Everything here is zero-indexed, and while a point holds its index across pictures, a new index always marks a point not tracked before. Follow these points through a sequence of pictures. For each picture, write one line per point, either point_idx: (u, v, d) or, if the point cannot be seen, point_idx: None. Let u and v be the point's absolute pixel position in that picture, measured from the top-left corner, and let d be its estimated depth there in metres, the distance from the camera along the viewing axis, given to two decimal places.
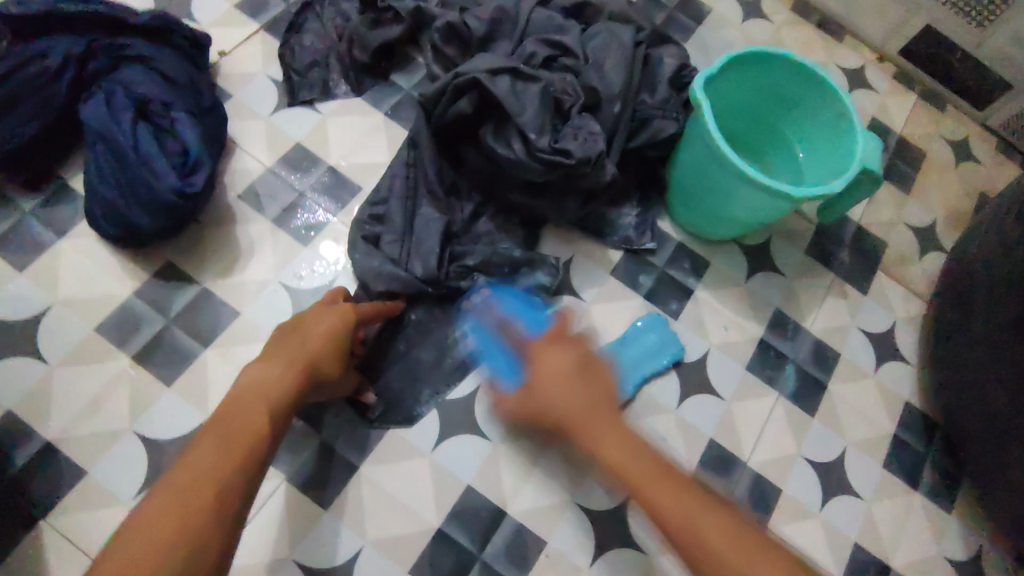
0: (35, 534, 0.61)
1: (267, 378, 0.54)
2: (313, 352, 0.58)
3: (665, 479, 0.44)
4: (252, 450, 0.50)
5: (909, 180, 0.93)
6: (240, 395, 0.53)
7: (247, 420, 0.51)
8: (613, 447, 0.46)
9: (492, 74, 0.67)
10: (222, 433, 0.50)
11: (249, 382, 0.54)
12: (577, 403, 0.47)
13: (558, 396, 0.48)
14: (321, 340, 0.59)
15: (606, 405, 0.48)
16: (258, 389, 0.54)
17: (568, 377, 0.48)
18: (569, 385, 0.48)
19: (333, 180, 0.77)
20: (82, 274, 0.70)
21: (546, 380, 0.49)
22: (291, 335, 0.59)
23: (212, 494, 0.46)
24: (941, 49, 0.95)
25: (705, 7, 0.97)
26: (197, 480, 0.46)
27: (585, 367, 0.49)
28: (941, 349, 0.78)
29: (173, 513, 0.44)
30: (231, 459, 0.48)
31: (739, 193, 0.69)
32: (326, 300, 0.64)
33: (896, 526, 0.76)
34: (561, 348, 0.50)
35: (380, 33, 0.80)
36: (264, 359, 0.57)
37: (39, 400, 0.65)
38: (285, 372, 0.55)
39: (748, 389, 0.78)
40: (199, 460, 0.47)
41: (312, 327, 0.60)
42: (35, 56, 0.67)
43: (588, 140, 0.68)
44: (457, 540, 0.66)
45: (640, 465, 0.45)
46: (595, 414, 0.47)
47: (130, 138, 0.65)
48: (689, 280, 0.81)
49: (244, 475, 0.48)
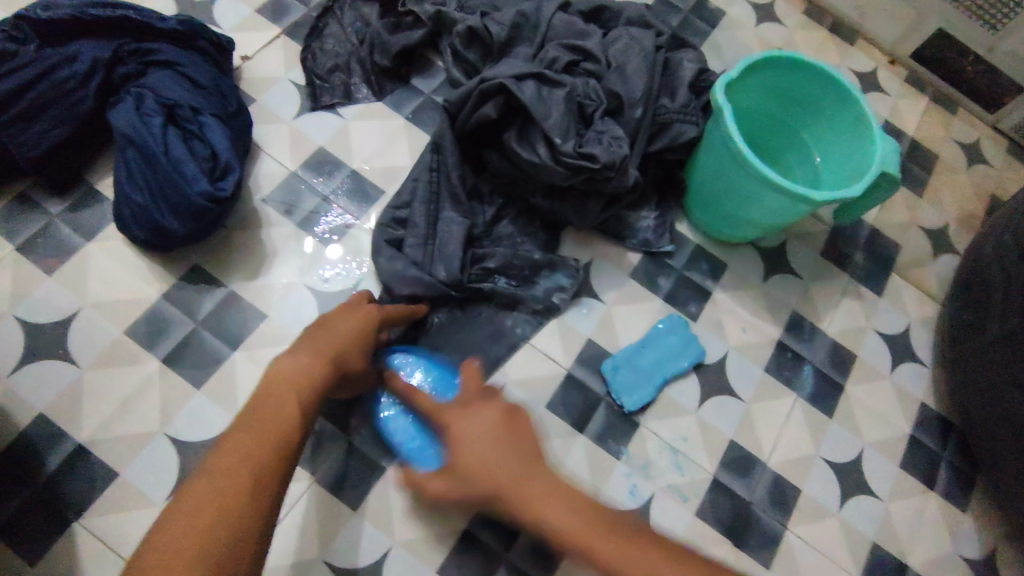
0: (68, 535, 0.62)
1: (299, 369, 0.54)
2: (341, 347, 0.59)
3: (607, 529, 0.45)
4: (287, 440, 0.50)
5: (922, 183, 0.94)
6: (270, 386, 0.54)
7: (280, 412, 0.51)
8: (554, 507, 0.45)
9: (517, 80, 0.68)
10: (254, 424, 0.50)
11: (281, 374, 0.53)
12: (508, 472, 0.47)
13: (481, 461, 0.48)
14: (347, 337, 0.60)
15: (532, 460, 0.48)
16: (289, 382, 0.54)
17: (492, 436, 0.49)
18: (498, 445, 0.48)
19: (356, 184, 0.78)
20: (111, 278, 0.70)
21: (468, 446, 0.49)
22: (318, 331, 0.60)
23: (248, 486, 0.46)
24: (953, 53, 0.95)
25: (719, 10, 0.97)
26: (235, 471, 0.47)
27: (507, 421, 0.50)
28: (956, 350, 0.79)
29: (212, 509, 0.45)
30: (268, 451, 0.48)
31: (760, 198, 0.70)
32: (349, 304, 0.65)
33: (912, 525, 0.77)
34: (476, 413, 0.51)
35: (401, 37, 0.81)
36: (294, 349, 0.57)
37: (71, 403, 0.66)
38: (314, 365, 0.55)
39: (766, 390, 0.79)
40: (233, 456, 0.48)
41: (338, 323, 0.61)
42: (63, 61, 0.67)
43: (612, 145, 0.68)
44: (484, 541, 0.67)
45: (571, 523, 0.45)
46: (527, 488, 0.46)
47: (160, 142, 0.66)
48: (707, 281, 0.82)
49: (280, 466, 0.49)
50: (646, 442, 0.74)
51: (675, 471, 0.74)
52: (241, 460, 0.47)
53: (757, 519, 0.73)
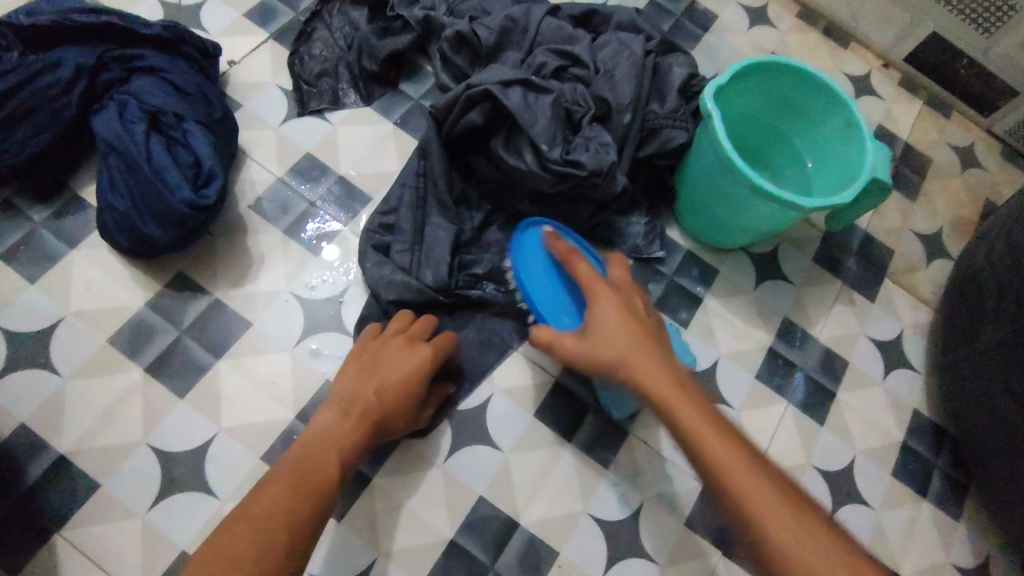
0: (49, 547, 0.61)
1: (341, 428, 0.57)
2: (388, 404, 0.60)
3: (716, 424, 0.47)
4: (320, 493, 0.51)
5: (915, 188, 0.93)
6: (309, 443, 0.55)
7: (321, 464, 0.53)
8: (686, 407, 0.48)
9: (504, 87, 0.67)
10: (296, 471, 0.52)
11: (325, 430, 0.56)
12: (634, 351, 0.51)
13: (616, 341, 0.52)
14: (397, 390, 0.60)
15: (662, 356, 0.52)
16: (330, 436, 0.56)
17: (635, 333, 0.53)
18: (642, 339, 0.52)
19: (343, 190, 0.77)
20: (94, 286, 0.70)
21: (604, 323, 0.53)
22: (370, 375, 0.61)
23: (280, 533, 0.47)
24: (947, 56, 0.95)
25: (711, 14, 0.97)
26: (271, 521, 0.47)
27: (637, 319, 0.54)
28: (949, 357, 0.78)
29: (240, 553, 0.44)
30: (300, 502, 0.49)
31: (751, 204, 0.69)
32: (410, 341, 0.64)
33: (905, 534, 0.76)
34: (617, 297, 0.56)
35: (389, 42, 0.80)
36: (343, 403, 0.59)
37: (52, 413, 0.65)
38: (355, 426, 0.57)
39: (757, 397, 0.78)
40: (273, 499, 0.49)
41: (389, 368, 0.61)
42: (45, 67, 0.67)
43: (599, 152, 0.68)
44: (470, 551, 0.67)
45: (706, 423, 0.47)
46: (651, 365, 0.51)
47: (143, 150, 0.65)
48: (698, 288, 0.82)
49: (311, 515, 0.49)
50: (635, 450, 0.72)
51: (664, 480, 0.71)
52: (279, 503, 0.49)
53: None
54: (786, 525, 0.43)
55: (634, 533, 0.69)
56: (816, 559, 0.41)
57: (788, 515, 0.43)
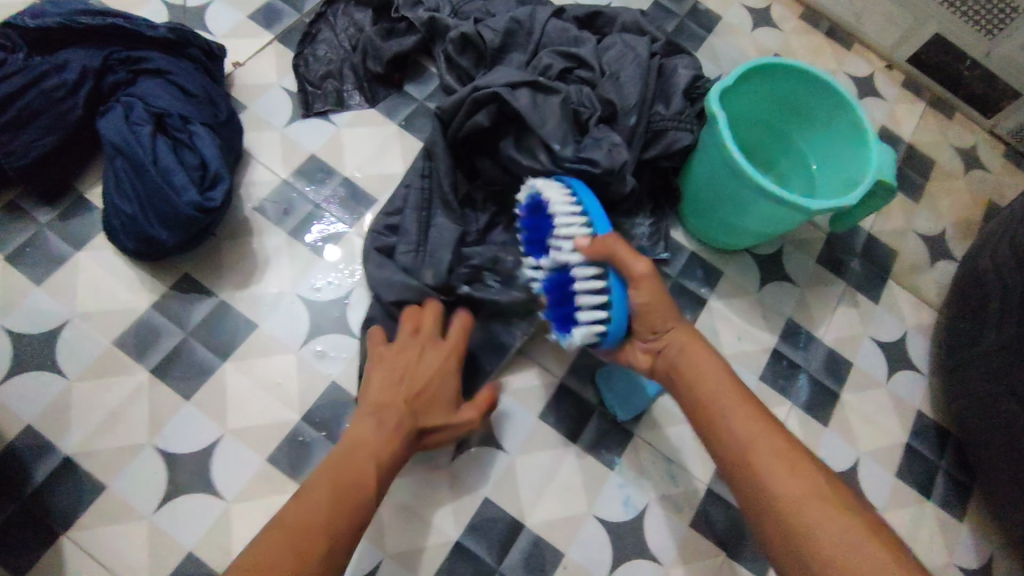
0: (56, 549, 0.61)
1: (380, 436, 0.55)
2: (423, 408, 0.59)
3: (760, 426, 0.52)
4: (357, 506, 0.50)
5: (919, 189, 0.93)
6: (349, 450, 0.53)
7: (362, 475, 0.52)
8: (735, 412, 0.53)
9: (510, 89, 0.67)
10: (339, 485, 0.50)
11: (367, 438, 0.54)
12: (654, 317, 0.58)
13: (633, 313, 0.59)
14: (428, 391, 0.60)
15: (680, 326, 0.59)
16: (370, 447, 0.54)
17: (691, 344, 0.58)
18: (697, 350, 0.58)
19: (348, 191, 0.78)
20: (99, 287, 0.70)
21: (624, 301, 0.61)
22: (405, 373, 0.60)
23: (320, 547, 0.46)
24: (950, 57, 0.95)
25: (714, 15, 0.97)
26: (308, 532, 0.46)
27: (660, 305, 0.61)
28: (953, 358, 0.78)
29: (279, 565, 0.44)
30: (345, 521, 0.49)
31: (756, 206, 0.70)
32: (437, 339, 0.63)
33: (909, 534, 0.76)
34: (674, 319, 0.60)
35: (394, 44, 0.80)
36: (380, 408, 0.57)
37: (59, 414, 0.65)
38: (394, 436, 0.56)
39: (761, 399, 0.78)
40: (318, 519, 0.47)
41: (424, 372, 0.60)
42: (52, 69, 0.67)
43: (612, 150, 0.67)
44: (475, 553, 0.67)
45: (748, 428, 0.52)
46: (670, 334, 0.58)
47: (149, 152, 0.65)
48: (702, 290, 0.82)
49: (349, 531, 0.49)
50: (640, 452, 0.72)
51: (669, 481, 0.71)
52: (325, 523, 0.48)
53: None
54: (790, 471, 0.48)
55: (639, 534, 0.69)
56: (839, 525, 0.44)
57: (815, 490, 0.47)
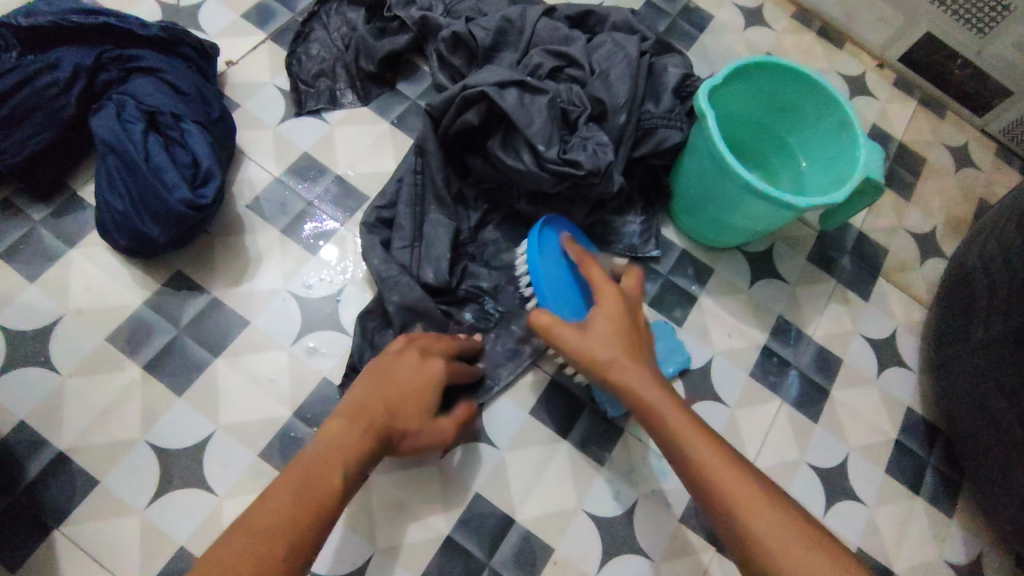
0: (49, 543, 0.62)
1: (351, 441, 0.53)
2: (394, 417, 0.56)
3: (723, 455, 0.50)
4: (323, 510, 0.48)
5: (910, 187, 0.94)
6: (320, 451, 0.52)
7: (328, 477, 0.50)
8: (697, 441, 0.51)
9: (499, 88, 0.67)
10: (301, 483, 0.49)
11: (333, 440, 0.53)
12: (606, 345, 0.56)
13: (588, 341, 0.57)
14: (401, 401, 0.57)
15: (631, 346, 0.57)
16: (339, 449, 0.52)
17: (636, 356, 0.56)
18: (635, 360, 0.56)
19: (340, 189, 0.78)
20: (93, 284, 0.70)
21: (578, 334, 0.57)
22: (381, 382, 0.57)
23: (280, 554, 0.45)
24: (941, 56, 0.95)
25: (706, 14, 0.97)
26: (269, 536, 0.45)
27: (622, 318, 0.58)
28: (942, 355, 0.79)
29: (241, 569, 0.43)
30: (310, 521, 0.47)
31: (745, 204, 0.70)
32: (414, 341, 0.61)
33: (898, 530, 0.77)
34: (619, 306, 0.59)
35: (387, 42, 0.81)
36: (348, 413, 0.55)
37: (52, 410, 0.66)
38: (366, 441, 0.53)
39: (752, 395, 0.79)
40: (282, 518, 0.46)
41: (401, 370, 0.58)
42: (44, 68, 0.67)
43: (597, 152, 0.68)
44: (466, 547, 0.67)
45: (715, 456, 0.50)
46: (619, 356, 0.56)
47: (141, 150, 0.66)
48: (692, 287, 0.82)
49: (311, 537, 0.47)
50: (632, 449, 0.72)
51: (659, 477, 0.72)
52: (287, 523, 0.46)
53: None
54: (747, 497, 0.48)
55: (630, 529, 0.69)
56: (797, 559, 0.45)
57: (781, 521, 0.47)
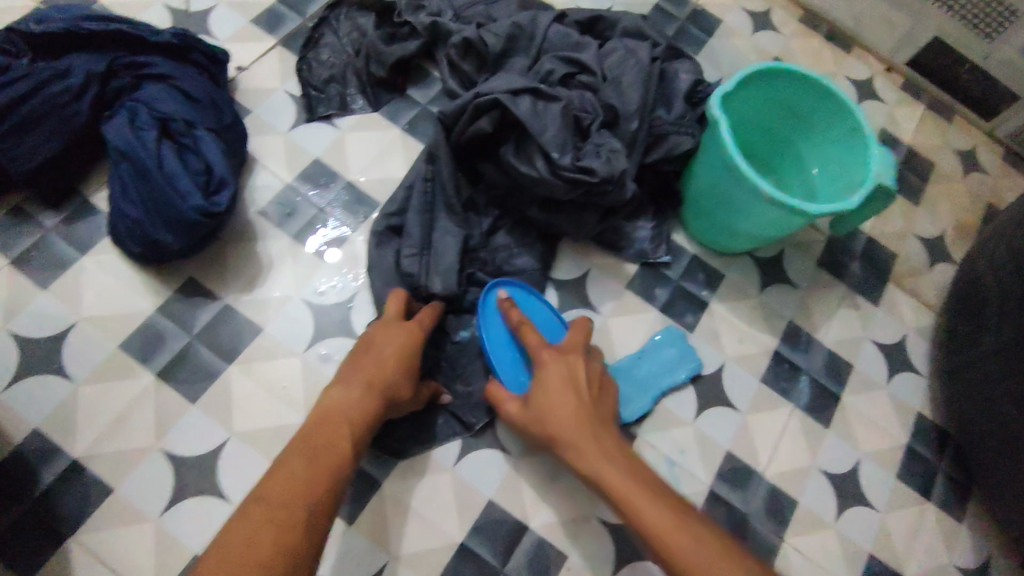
0: (64, 551, 0.62)
1: (349, 402, 0.56)
2: (389, 376, 0.59)
3: (642, 485, 0.52)
4: (335, 475, 0.51)
5: (918, 192, 0.94)
6: (322, 416, 0.55)
7: (332, 439, 0.53)
8: (611, 468, 0.53)
9: (512, 95, 0.67)
10: (307, 449, 0.52)
11: (330, 405, 0.56)
12: (564, 412, 0.57)
13: (555, 410, 0.57)
14: (393, 362, 0.60)
15: (600, 420, 0.58)
16: (338, 411, 0.55)
17: (569, 395, 0.58)
18: (574, 403, 0.57)
19: (351, 196, 0.78)
20: (105, 291, 0.70)
21: (548, 392, 0.58)
22: (366, 352, 0.61)
23: (301, 517, 0.47)
24: (949, 60, 0.95)
25: (715, 19, 0.97)
26: (288, 503, 0.47)
27: (576, 382, 0.59)
28: (953, 360, 0.79)
29: (269, 529, 0.46)
30: (320, 479, 0.50)
31: (757, 210, 0.70)
32: (392, 313, 0.64)
33: (909, 535, 0.77)
34: (562, 364, 0.60)
35: (397, 48, 0.81)
36: (342, 381, 0.58)
37: (65, 418, 0.66)
38: (364, 400, 0.57)
39: (763, 401, 0.79)
40: (291, 481, 0.49)
41: (382, 344, 0.61)
42: (56, 75, 0.67)
43: (611, 158, 0.68)
44: (480, 554, 0.67)
45: (631, 482, 0.52)
46: (582, 436, 0.56)
47: (154, 157, 0.66)
48: (703, 292, 0.82)
49: (327, 499, 0.49)
50: (642, 454, 0.74)
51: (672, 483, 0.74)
52: (299, 483, 0.49)
53: (753, 532, 0.73)
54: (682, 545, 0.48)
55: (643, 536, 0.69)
56: None
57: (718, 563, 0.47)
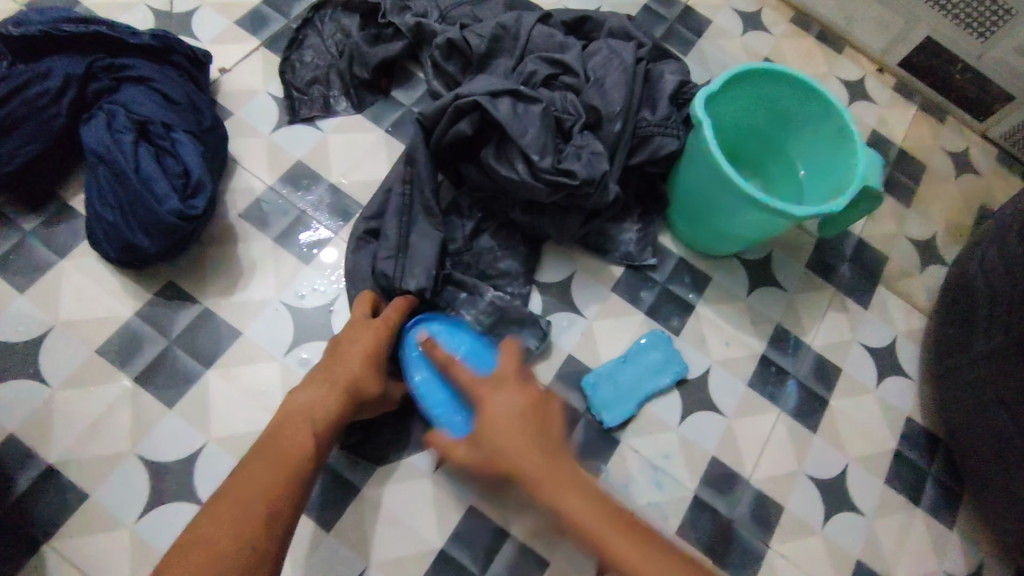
0: (39, 558, 0.61)
1: (314, 402, 0.56)
2: (355, 374, 0.59)
3: (607, 518, 0.47)
4: (298, 471, 0.50)
5: (910, 194, 0.93)
6: (289, 416, 0.55)
7: (295, 441, 0.52)
8: (571, 499, 0.47)
9: (492, 97, 0.66)
10: (268, 450, 0.51)
11: (296, 406, 0.55)
12: (518, 454, 0.48)
13: (501, 437, 0.49)
14: (358, 360, 0.59)
15: (557, 455, 0.49)
16: (303, 412, 0.55)
17: (519, 427, 0.49)
18: (524, 438, 0.49)
19: (333, 198, 0.77)
20: (83, 295, 0.70)
21: (494, 427, 0.50)
22: (333, 354, 0.61)
23: (263, 517, 0.46)
24: (941, 61, 0.94)
25: (704, 19, 0.97)
26: (248, 505, 0.47)
27: (530, 417, 0.51)
28: (942, 365, 0.78)
29: (227, 530, 0.45)
30: (282, 480, 0.49)
31: (741, 212, 0.69)
32: (359, 314, 0.64)
33: (897, 541, 0.76)
34: (502, 395, 0.52)
35: (381, 49, 0.80)
36: (308, 383, 0.58)
37: (41, 424, 0.65)
38: (330, 400, 0.56)
39: (750, 405, 0.78)
40: (251, 482, 0.48)
41: (350, 344, 0.61)
42: (34, 77, 0.66)
43: (592, 161, 0.68)
44: (459, 561, 0.66)
45: (594, 516, 0.46)
46: (546, 481, 0.47)
47: (131, 161, 0.66)
48: (690, 295, 0.81)
49: (290, 498, 0.49)
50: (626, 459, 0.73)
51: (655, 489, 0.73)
52: (261, 483, 0.48)
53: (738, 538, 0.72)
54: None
55: None
56: None
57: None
